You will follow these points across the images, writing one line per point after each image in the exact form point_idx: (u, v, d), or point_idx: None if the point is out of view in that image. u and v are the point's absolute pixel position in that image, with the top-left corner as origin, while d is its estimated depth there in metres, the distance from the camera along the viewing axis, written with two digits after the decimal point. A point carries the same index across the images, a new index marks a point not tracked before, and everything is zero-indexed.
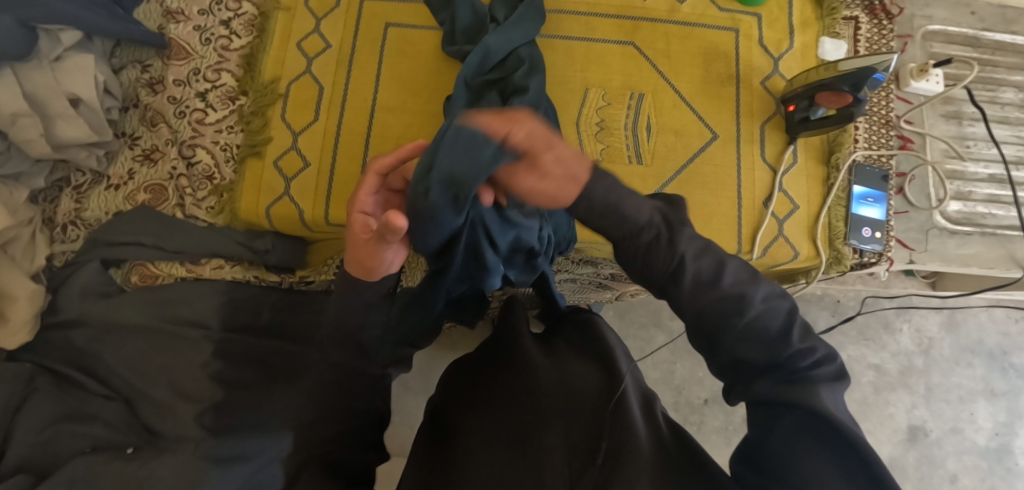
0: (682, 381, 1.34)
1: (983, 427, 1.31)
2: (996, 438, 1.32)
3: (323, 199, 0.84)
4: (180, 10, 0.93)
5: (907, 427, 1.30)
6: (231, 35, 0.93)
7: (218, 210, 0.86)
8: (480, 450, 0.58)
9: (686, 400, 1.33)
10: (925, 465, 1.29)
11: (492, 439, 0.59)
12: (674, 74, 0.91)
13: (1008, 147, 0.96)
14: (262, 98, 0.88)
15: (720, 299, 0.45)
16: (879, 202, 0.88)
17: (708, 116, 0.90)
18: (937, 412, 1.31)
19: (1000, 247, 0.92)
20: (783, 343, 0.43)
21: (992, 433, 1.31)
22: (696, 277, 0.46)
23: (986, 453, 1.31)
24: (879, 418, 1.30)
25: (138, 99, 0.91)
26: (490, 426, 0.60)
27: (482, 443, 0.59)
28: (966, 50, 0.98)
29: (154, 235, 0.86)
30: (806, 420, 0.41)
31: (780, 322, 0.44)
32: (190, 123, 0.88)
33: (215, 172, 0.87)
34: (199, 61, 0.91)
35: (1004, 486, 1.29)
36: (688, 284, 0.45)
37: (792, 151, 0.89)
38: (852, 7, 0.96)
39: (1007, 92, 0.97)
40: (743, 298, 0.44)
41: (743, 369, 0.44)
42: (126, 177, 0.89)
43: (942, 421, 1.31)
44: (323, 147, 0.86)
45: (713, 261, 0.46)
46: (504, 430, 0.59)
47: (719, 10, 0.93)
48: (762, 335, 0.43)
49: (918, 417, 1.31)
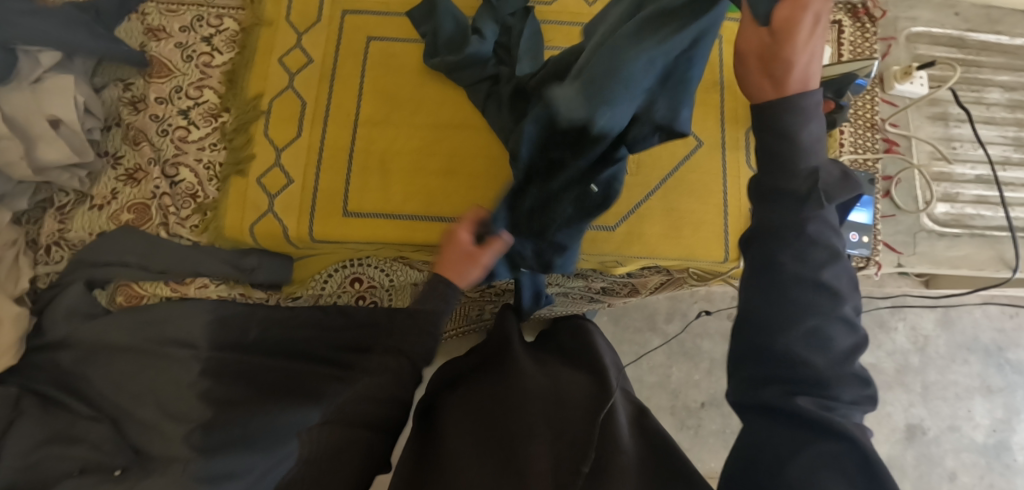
0: (677, 385, 1.33)
1: (980, 423, 1.31)
2: (994, 435, 1.31)
3: (308, 217, 0.84)
4: (162, 28, 0.93)
5: (905, 426, 1.30)
6: (213, 51, 0.93)
7: (202, 229, 0.87)
8: (465, 454, 0.57)
9: (683, 404, 1.33)
10: (923, 464, 1.29)
11: (478, 445, 0.58)
12: None
13: (995, 148, 0.96)
14: (244, 115, 0.88)
15: (815, 287, 0.37)
16: (867, 206, 0.87)
17: (693, 123, 0.89)
18: (934, 410, 1.31)
19: (990, 248, 0.91)
20: (844, 363, 0.37)
21: (990, 430, 1.31)
22: (803, 249, 0.38)
23: (985, 450, 1.30)
24: (877, 417, 1.30)
25: (121, 118, 0.90)
26: (480, 434, 0.59)
27: (468, 448, 0.58)
28: (950, 51, 0.98)
29: (138, 256, 0.85)
30: (830, 452, 0.36)
31: (846, 343, 0.38)
32: (173, 141, 0.89)
33: (199, 190, 0.88)
34: (181, 79, 0.91)
35: (1004, 482, 1.29)
36: (794, 251, 0.38)
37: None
38: (835, 10, 0.96)
39: (993, 92, 0.97)
40: (833, 297, 0.38)
41: (787, 368, 0.37)
42: (110, 197, 0.88)
43: (939, 419, 1.31)
44: (306, 163, 0.85)
45: (827, 248, 0.38)
46: (492, 435, 0.59)
47: None
48: (828, 346, 0.37)
49: (915, 415, 1.30)
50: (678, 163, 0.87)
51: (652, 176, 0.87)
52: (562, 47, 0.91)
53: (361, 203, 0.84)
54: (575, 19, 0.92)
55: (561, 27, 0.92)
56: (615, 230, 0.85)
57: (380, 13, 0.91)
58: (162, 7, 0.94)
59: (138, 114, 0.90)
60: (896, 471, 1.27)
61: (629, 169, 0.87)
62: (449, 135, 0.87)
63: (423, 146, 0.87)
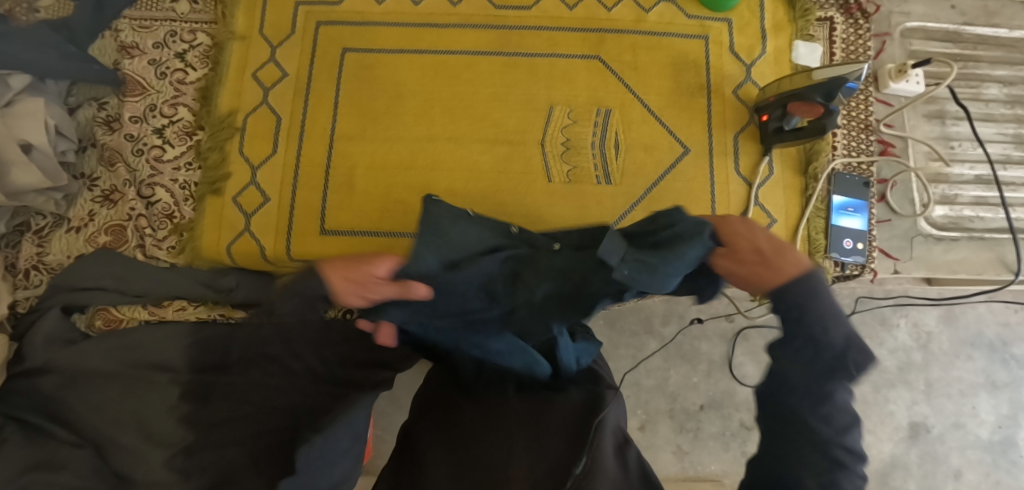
0: (676, 387, 1.19)
1: (986, 421, 1.27)
2: (999, 431, 1.27)
3: (285, 236, 0.83)
4: (134, 44, 0.92)
5: (908, 424, 1.27)
6: (187, 67, 0.91)
7: (179, 250, 0.86)
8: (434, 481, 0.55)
9: (682, 406, 1.19)
10: (928, 462, 1.26)
11: (453, 469, 0.55)
12: (642, 87, 0.88)
13: (994, 146, 0.93)
14: (219, 133, 0.87)
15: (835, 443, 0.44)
16: (859, 212, 0.85)
17: (679, 129, 0.87)
18: (938, 407, 1.28)
19: (989, 251, 0.89)
20: None
21: (995, 427, 1.27)
22: (830, 415, 0.44)
23: (989, 447, 1.27)
24: (880, 415, 1.28)
25: (95, 138, 0.89)
26: (459, 460, 0.56)
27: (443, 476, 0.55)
28: (947, 46, 0.95)
29: (114, 280, 0.83)
30: None
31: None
32: (148, 161, 0.87)
33: (175, 210, 0.86)
34: (155, 97, 0.90)
35: (1010, 480, 1.26)
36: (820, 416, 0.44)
37: (767, 162, 0.86)
38: (826, 7, 0.93)
39: (991, 88, 0.94)
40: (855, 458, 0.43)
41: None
42: (87, 219, 0.87)
43: (943, 416, 1.27)
44: (282, 183, 0.84)
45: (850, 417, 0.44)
46: (465, 464, 0.55)
47: (688, 18, 0.90)
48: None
49: (919, 413, 1.28)
50: (663, 172, 0.85)
51: (637, 185, 0.85)
52: (543, 53, 0.89)
53: (342, 221, 0.83)
54: (555, 24, 0.90)
55: (541, 33, 0.89)
56: None
57: (356, 24, 0.89)
58: (135, 22, 0.93)
59: (113, 135, 0.88)
60: (900, 471, 1.25)
61: (613, 179, 0.85)
62: (427, 149, 0.85)
63: (403, 161, 0.85)
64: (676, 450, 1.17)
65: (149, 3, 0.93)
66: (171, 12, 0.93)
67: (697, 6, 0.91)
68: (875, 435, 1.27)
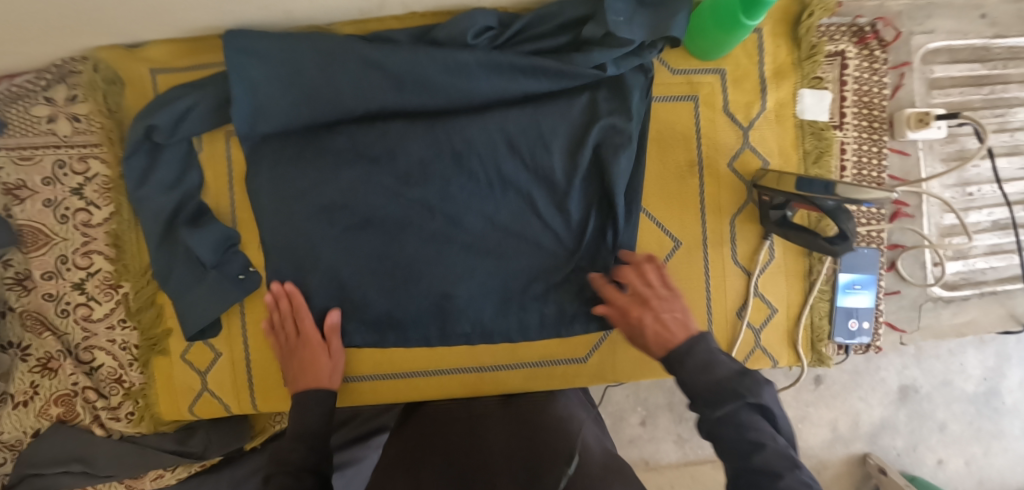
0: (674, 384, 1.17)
1: (972, 375, 1.13)
2: (984, 383, 1.14)
3: (248, 392, 0.78)
4: (22, 183, 0.77)
5: (898, 388, 1.13)
6: (89, 205, 0.78)
7: (139, 418, 0.78)
8: None
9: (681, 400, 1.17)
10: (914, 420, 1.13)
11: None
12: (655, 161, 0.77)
13: (1015, 184, 0.82)
14: (145, 288, 0.76)
15: None
16: (868, 287, 0.78)
17: (659, 212, 0.78)
18: (928, 368, 1.13)
19: (999, 306, 0.84)
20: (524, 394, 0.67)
21: (981, 380, 1.13)
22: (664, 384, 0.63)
23: (974, 398, 1.14)
24: (870, 384, 1.13)
25: (10, 303, 0.78)
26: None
27: None
28: (974, 67, 0.81)
29: (81, 462, 0.77)
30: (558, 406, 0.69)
31: None
32: (77, 323, 0.78)
33: (123, 374, 0.79)
34: (63, 246, 0.78)
35: (992, 427, 1.15)
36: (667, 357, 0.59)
37: (731, 233, 0.78)
38: (837, 37, 0.78)
39: (1019, 113, 0.81)
40: None
41: None
42: (31, 392, 0.79)
43: (932, 376, 1.13)
44: (230, 333, 0.77)
45: None
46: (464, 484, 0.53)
47: (672, 73, 0.77)
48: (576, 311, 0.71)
49: (909, 376, 1.13)
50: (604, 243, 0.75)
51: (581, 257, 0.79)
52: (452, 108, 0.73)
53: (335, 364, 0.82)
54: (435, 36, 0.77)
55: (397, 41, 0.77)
56: (586, 360, 0.79)
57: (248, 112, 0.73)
58: (13, 153, 0.77)
59: (30, 295, 0.78)
60: (886, 433, 1.13)
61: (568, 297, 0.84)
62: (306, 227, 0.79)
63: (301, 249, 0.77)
64: (677, 439, 1.19)
65: (22, 127, 0.77)
66: (52, 136, 0.77)
67: (683, 56, 0.77)
68: (865, 404, 1.14)
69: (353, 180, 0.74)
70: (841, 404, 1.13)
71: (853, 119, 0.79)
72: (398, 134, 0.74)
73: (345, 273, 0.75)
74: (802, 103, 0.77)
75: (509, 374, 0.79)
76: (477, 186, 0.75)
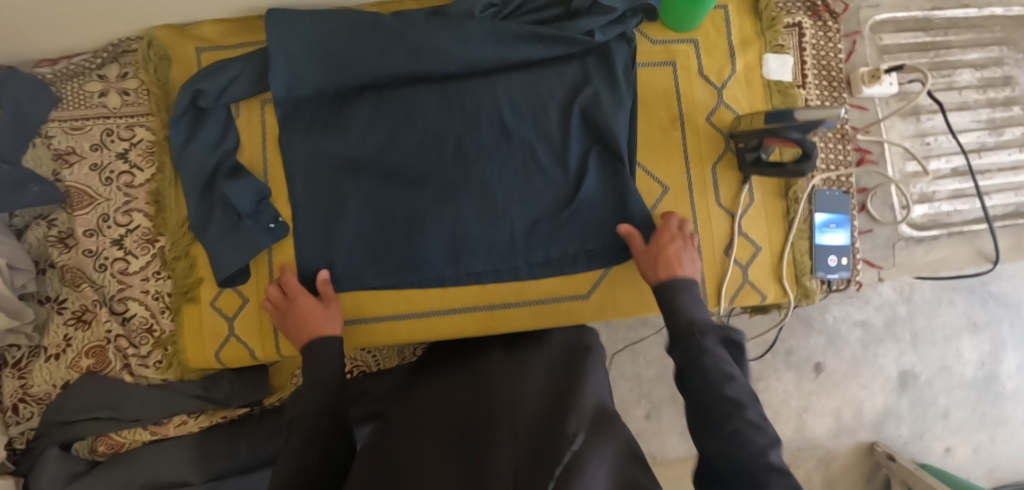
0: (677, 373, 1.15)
1: (969, 360, 1.13)
2: (983, 367, 1.14)
3: (271, 337, 0.83)
4: (72, 149, 0.85)
5: (898, 375, 1.13)
6: (132, 168, 0.86)
7: (167, 365, 0.83)
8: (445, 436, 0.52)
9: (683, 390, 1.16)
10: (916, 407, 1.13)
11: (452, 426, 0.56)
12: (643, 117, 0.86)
13: (968, 135, 0.91)
14: (181, 239, 0.83)
15: None
16: (842, 226, 0.86)
17: (649, 162, 0.86)
18: (925, 354, 1.14)
19: (967, 244, 0.92)
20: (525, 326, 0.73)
21: (979, 364, 1.13)
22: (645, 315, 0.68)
23: (974, 384, 1.14)
24: (870, 372, 1.13)
25: (54, 259, 0.85)
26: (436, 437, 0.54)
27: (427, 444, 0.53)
28: (919, 35, 0.93)
29: (109, 408, 0.81)
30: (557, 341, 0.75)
31: None
32: (113, 276, 0.84)
33: (154, 323, 0.84)
34: (105, 205, 0.85)
35: (995, 412, 1.14)
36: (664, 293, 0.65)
37: (713, 178, 0.85)
38: (794, 11, 0.89)
39: (964, 73, 0.92)
40: None
41: None
42: (63, 344, 0.83)
43: (930, 362, 1.14)
44: (259, 277, 0.83)
45: None
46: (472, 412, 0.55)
47: (651, 43, 0.87)
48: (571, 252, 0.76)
49: (908, 363, 1.12)
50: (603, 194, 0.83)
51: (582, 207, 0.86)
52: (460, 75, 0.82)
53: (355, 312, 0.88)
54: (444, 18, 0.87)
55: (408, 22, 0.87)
56: (587, 298, 0.85)
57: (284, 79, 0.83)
58: (65, 124, 0.86)
59: (71, 252, 0.84)
60: (889, 422, 1.12)
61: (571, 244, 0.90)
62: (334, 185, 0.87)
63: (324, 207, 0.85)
64: (683, 431, 1.16)
65: (76, 101, 0.86)
66: (102, 108, 0.86)
67: (661, 29, 0.87)
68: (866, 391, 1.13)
69: (375, 138, 0.83)
70: (844, 392, 1.13)
71: (814, 79, 0.89)
72: (415, 96, 0.83)
73: (366, 226, 0.82)
74: (767, 66, 0.88)
75: (517, 312, 0.84)
76: (486, 143, 0.83)
